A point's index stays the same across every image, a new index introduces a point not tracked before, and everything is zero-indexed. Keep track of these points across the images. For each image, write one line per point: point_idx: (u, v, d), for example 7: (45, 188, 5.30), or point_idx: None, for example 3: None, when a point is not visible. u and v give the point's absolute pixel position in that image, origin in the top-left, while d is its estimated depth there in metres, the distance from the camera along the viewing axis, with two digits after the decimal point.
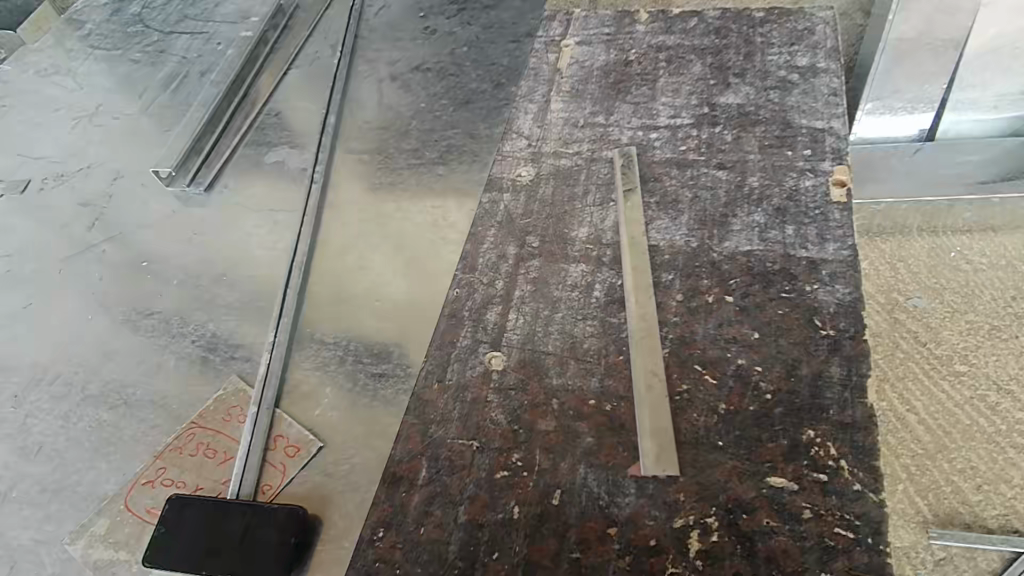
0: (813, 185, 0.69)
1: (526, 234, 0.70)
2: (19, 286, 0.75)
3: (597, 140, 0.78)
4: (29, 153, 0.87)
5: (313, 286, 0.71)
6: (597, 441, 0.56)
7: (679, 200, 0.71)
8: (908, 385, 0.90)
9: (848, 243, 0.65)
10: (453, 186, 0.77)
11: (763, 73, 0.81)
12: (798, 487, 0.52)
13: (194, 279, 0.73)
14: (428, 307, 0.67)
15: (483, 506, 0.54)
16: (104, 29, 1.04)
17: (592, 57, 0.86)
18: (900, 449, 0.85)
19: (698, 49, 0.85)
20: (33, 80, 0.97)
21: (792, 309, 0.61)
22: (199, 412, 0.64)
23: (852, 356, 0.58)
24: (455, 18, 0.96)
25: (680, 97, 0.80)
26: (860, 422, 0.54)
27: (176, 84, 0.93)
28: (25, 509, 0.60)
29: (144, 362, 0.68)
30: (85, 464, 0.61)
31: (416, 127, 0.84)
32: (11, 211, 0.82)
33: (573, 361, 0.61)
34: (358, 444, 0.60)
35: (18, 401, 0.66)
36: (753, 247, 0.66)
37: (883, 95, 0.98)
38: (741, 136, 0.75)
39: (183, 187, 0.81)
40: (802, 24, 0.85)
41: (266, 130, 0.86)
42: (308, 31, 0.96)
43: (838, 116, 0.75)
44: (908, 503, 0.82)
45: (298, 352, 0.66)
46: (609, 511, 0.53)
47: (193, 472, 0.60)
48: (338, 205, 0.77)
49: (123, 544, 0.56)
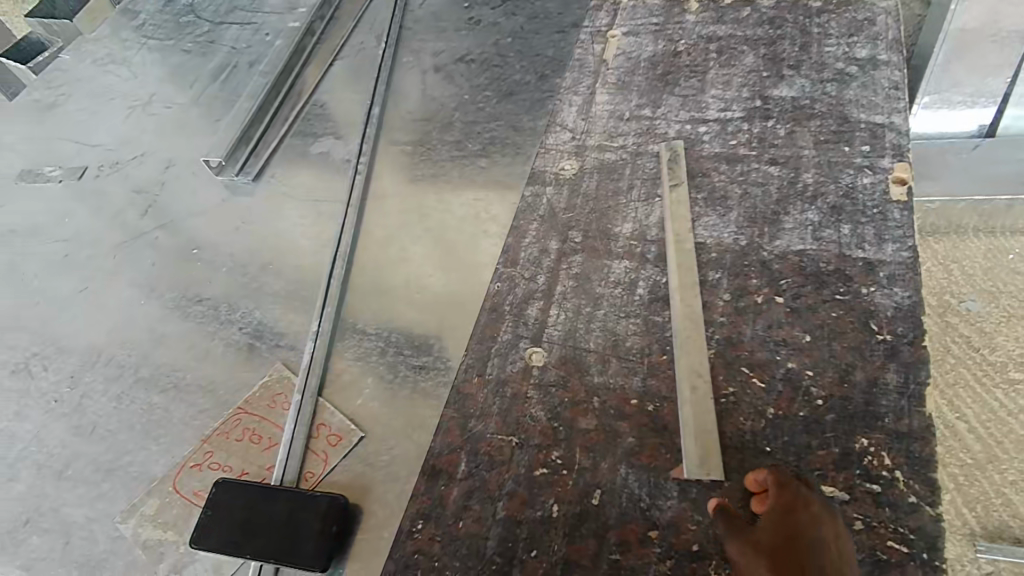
0: (871, 183, 0.67)
1: (569, 229, 0.69)
2: (75, 270, 0.77)
3: (643, 133, 0.76)
4: (86, 140, 0.90)
5: (356, 277, 0.71)
6: (639, 442, 0.55)
7: (728, 196, 0.69)
8: (960, 392, 0.86)
9: (908, 245, 0.62)
10: (495, 179, 0.76)
11: (819, 65, 0.78)
12: (849, 497, 0.50)
13: (242, 267, 0.75)
14: (468, 300, 0.67)
15: (522, 503, 0.54)
16: (157, 19, 1.06)
17: (639, 48, 0.84)
18: (948, 458, 0.82)
19: (751, 40, 0.82)
20: (90, 69, 1.00)
21: (846, 311, 0.59)
22: (246, 398, 0.65)
23: (910, 363, 0.55)
24: (500, 9, 0.95)
25: (731, 89, 0.78)
26: (918, 432, 0.52)
27: (225, 74, 0.95)
28: (80, 487, 0.62)
29: (193, 347, 0.69)
30: (136, 445, 0.63)
31: (459, 119, 0.83)
32: (68, 196, 0.84)
33: (614, 359, 0.60)
34: (398, 436, 0.60)
35: (73, 381, 0.69)
36: (806, 246, 0.64)
37: (942, 89, 0.93)
38: (795, 131, 0.72)
39: (232, 176, 0.83)
40: (862, 14, 0.82)
41: (311, 121, 0.87)
42: (354, 22, 0.97)
43: (899, 111, 0.72)
44: (954, 514, 0.79)
45: (340, 342, 0.67)
46: (650, 514, 0.52)
47: (239, 457, 0.61)
48: (381, 196, 0.78)
49: (171, 525, 0.58)
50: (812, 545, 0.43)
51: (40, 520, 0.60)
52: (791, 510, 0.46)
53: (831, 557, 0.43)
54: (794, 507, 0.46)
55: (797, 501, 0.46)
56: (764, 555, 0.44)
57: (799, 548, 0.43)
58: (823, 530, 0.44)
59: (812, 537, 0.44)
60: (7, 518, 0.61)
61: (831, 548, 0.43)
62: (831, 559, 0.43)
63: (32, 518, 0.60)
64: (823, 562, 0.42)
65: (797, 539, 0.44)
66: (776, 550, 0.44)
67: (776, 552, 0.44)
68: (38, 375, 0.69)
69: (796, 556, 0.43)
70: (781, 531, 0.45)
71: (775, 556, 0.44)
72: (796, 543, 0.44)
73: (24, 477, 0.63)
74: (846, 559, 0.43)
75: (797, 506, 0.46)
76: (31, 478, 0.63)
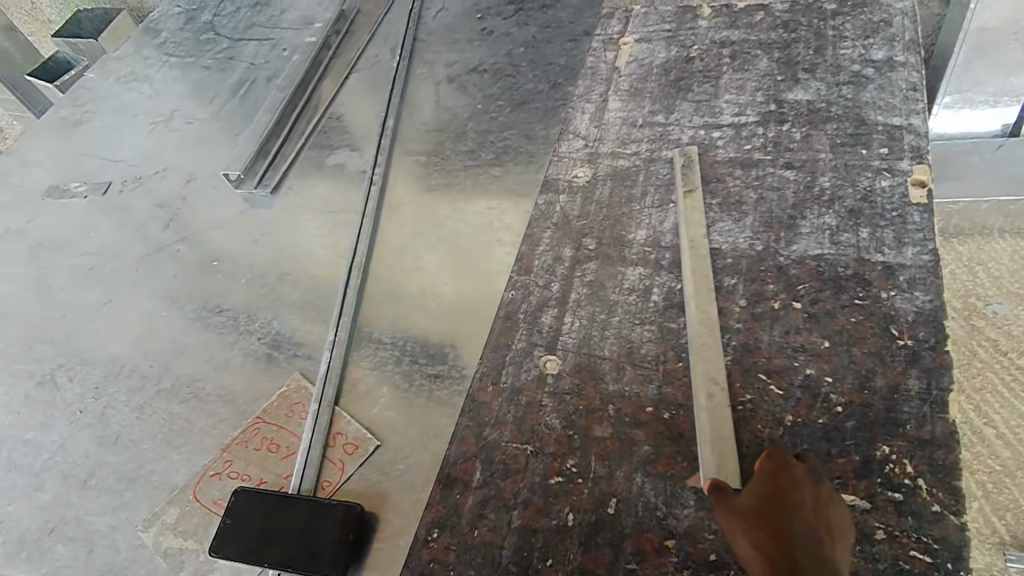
0: (890, 186, 0.66)
1: (582, 236, 0.69)
2: (99, 283, 0.79)
3: (656, 139, 0.76)
4: (111, 156, 0.92)
5: (372, 287, 0.72)
6: (655, 450, 0.55)
7: (743, 201, 0.68)
8: (987, 397, 0.85)
9: (929, 248, 0.61)
10: (508, 188, 0.76)
11: (834, 67, 0.77)
12: (870, 506, 0.49)
13: (260, 278, 0.76)
14: (482, 308, 0.67)
15: (537, 512, 0.54)
16: (179, 37, 1.09)
17: (651, 54, 0.84)
18: (975, 465, 0.80)
19: (765, 44, 0.82)
20: (114, 87, 1.03)
21: (865, 316, 0.58)
22: (264, 407, 0.66)
23: (932, 369, 0.54)
24: (513, 19, 0.96)
25: (745, 93, 0.77)
26: (940, 439, 0.51)
27: (244, 89, 0.97)
28: (103, 496, 0.63)
29: (213, 357, 0.70)
30: (157, 455, 0.64)
31: (473, 129, 0.84)
32: (93, 211, 0.86)
33: (629, 367, 0.60)
34: (414, 444, 0.60)
35: (97, 392, 0.70)
36: (823, 250, 0.63)
37: (963, 88, 0.92)
38: (811, 134, 0.72)
39: (251, 189, 0.84)
40: (878, 15, 0.81)
41: (327, 133, 0.88)
42: (368, 36, 0.98)
43: (917, 112, 0.71)
44: (983, 523, 0.78)
45: (356, 351, 0.68)
46: (667, 523, 0.51)
47: (257, 466, 0.62)
48: (396, 206, 0.78)
49: (191, 534, 0.59)
50: (792, 505, 0.45)
51: (65, 528, 0.61)
52: (773, 475, 0.48)
53: (810, 517, 0.44)
54: (778, 473, 0.48)
55: (780, 467, 0.48)
56: (746, 513, 0.45)
57: (778, 507, 0.45)
58: (804, 493, 0.46)
59: (792, 498, 0.45)
60: (34, 526, 0.62)
61: (811, 509, 0.45)
62: (810, 518, 0.44)
63: (57, 526, 0.62)
64: (801, 519, 0.44)
65: (778, 500, 0.46)
66: (757, 510, 0.45)
67: (757, 512, 0.45)
68: (63, 387, 0.71)
69: (776, 513, 0.44)
70: (764, 495, 0.47)
71: (756, 515, 0.45)
72: (777, 503, 0.45)
73: (50, 487, 0.64)
74: (827, 521, 0.44)
75: (780, 472, 0.48)
76: (56, 487, 0.64)
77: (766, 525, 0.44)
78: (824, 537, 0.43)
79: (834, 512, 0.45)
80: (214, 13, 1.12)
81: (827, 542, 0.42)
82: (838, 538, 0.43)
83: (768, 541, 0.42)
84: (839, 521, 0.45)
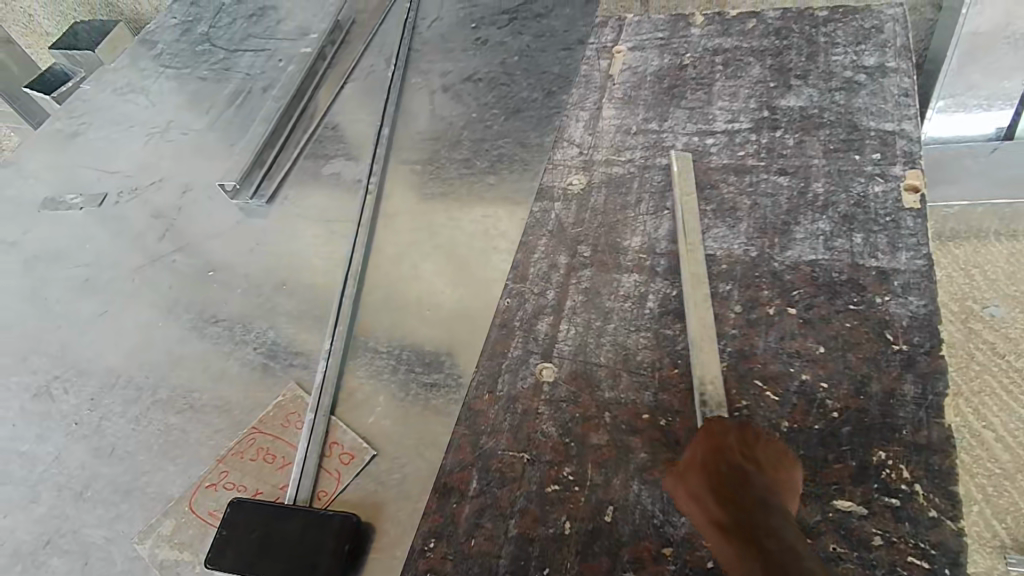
0: (883, 191, 0.66)
1: (578, 243, 0.69)
2: (96, 294, 0.79)
3: (651, 146, 0.76)
4: (107, 167, 0.93)
5: (368, 296, 0.72)
6: (651, 457, 0.55)
7: (737, 207, 0.68)
8: (986, 400, 0.89)
9: (922, 252, 0.61)
10: (504, 196, 0.77)
11: (827, 73, 0.78)
12: (867, 512, 0.49)
13: (256, 288, 0.76)
14: (478, 316, 0.67)
15: (534, 521, 0.54)
16: (175, 48, 1.10)
17: (644, 62, 0.85)
18: (976, 468, 0.84)
19: (757, 51, 0.82)
20: (110, 98, 1.03)
21: (860, 321, 0.58)
22: (260, 417, 0.66)
23: (927, 374, 0.54)
24: (507, 28, 0.97)
25: (738, 100, 0.78)
26: (937, 444, 0.51)
27: (241, 100, 0.97)
28: (99, 508, 0.62)
29: (209, 367, 0.70)
30: (153, 466, 0.64)
31: (468, 137, 0.84)
32: (90, 222, 0.86)
33: (625, 374, 0.60)
34: (410, 453, 0.60)
35: (93, 403, 0.70)
36: (818, 256, 0.63)
37: (957, 93, 0.94)
38: (804, 140, 0.72)
39: (247, 199, 0.84)
40: (869, 22, 0.82)
41: (323, 143, 0.89)
42: (363, 46, 0.99)
43: (909, 117, 0.71)
44: (983, 526, 0.81)
45: (352, 359, 0.68)
46: (664, 531, 0.51)
47: (253, 476, 0.62)
48: (392, 215, 0.79)
49: (187, 545, 0.58)
50: (722, 452, 0.47)
51: (60, 541, 0.61)
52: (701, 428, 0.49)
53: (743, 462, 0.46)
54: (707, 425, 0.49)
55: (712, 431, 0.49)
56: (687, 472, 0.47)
57: (711, 458, 0.47)
58: (739, 445, 0.47)
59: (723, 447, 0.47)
60: (29, 539, 0.62)
61: (741, 450, 0.47)
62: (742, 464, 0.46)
63: (52, 539, 0.61)
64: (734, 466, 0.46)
65: (715, 459, 0.47)
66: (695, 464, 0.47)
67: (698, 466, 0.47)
68: (59, 398, 0.71)
69: (711, 465, 0.46)
70: (698, 447, 0.48)
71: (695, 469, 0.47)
72: (709, 454, 0.47)
73: (45, 499, 0.64)
74: (758, 458, 0.46)
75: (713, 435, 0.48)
76: (52, 499, 0.64)
77: (705, 481, 0.46)
78: (760, 478, 0.45)
79: (763, 445, 0.47)
80: (210, 24, 1.13)
81: (759, 479, 0.45)
82: (771, 470, 0.45)
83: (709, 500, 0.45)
84: (770, 453, 0.47)
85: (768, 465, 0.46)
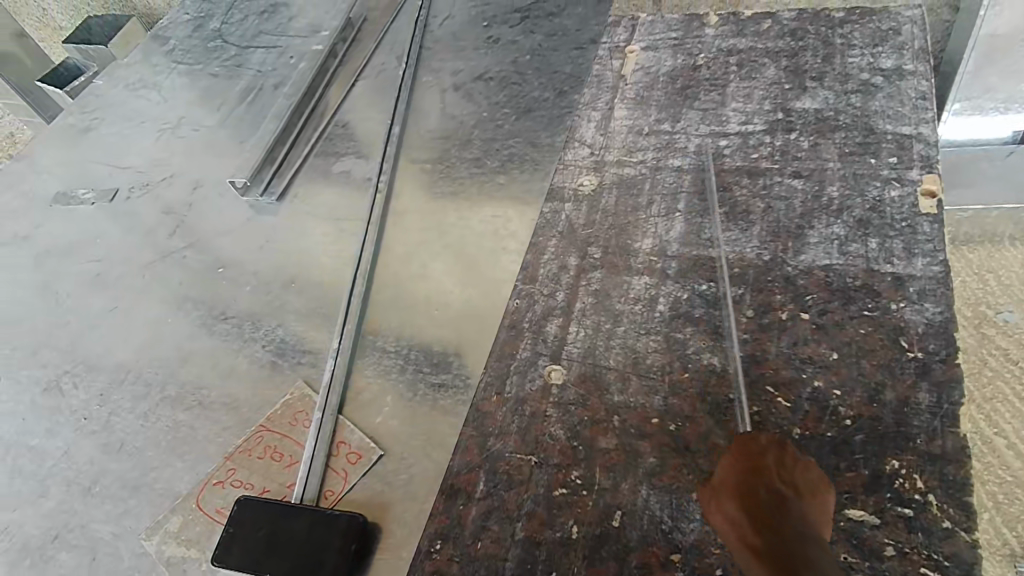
0: (899, 196, 0.65)
1: (588, 244, 0.69)
2: (106, 289, 0.79)
3: (663, 147, 0.75)
4: (119, 163, 0.93)
5: (377, 295, 0.72)
6: (660, 462, 0.54)
7: (750, 210, 0.68)
8: (998, 406, 0.89)
9: (938, 259, 0.60)
10: (514, 196, 0.76)
11: (843, 75, 0.77)
12: (880, 522, 0.48)
13: (265, 285, 0.76)
14: (487, 316, 0.67)
15: (541, 524, 0.53)
16: (187, 44, 1.10)
17: (657, 62, 0.84)
18: (986, 475, 0.84)
19: (771, 52, 0.81)
20: (123, 94, 1.04)
21: (874, 328, 0.57)
22: (268, 415, 0.66)
23: (942, 382, 0.53)
24: (520, 27, 0.96)
25: (752, 102, 0.77)
26: (952, 454, 0.50)
27: (252, 96, 0.97)
28: (107, 503, 0.63)
29: (218, 364, 0.70)
30: (161, 462, 0.64)
31: (479, 136, 0.84)
32: (101, 217, 0.87)
33: (635, 378, 0.59)
34: (417, 454, 0.60)
35: (102, 399, 0.70)
36: (832, 261, 0.62)
37: (973, 95, 0.97)
38: (819, 143, 0.71)
39: (257, 196, 0.84)
40: (886, 23, 0.81)
41: (334, 140, 0.88)
42: (375, 43, 0.99)
43: (927, 121, 0.70)
44: (993, 535, 0.81)
45: (360, 358, 0.68)
46: (672, 537, 0.51)
47: (260, 474, 0.62)
48: (402, 213, 0.78)
49: (194, 542, 0.58)
50: (761, 474, 0.51)
51: (68, 536, 0.61)
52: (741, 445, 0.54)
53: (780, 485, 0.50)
54: (744, 440, 0.54)
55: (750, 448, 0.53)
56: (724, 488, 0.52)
57: (750, 479, 0.51)
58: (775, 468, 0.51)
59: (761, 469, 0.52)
60: (38, 533, 0.62)
61: (779, 473, 0.51)
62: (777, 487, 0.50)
63: (60, 533, 0.62)
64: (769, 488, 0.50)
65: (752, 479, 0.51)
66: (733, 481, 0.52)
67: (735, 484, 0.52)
68: (68, 393, 0.71)
69: (748, 485, 0.51)
70: (737, 465, 0.52)
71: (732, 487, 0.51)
72: (748, 475, 0.52)
73: (54, 493, 0.64)
74: (797, 482, 0.50)
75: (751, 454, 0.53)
76: (60, 494, 0.64)
77: (741, 499, 0.50)
78: (794, 502, 0.49)
79: (802, 469, 0.51)
80: (223, 21, 1.13)
81: (795, 504, 0.49)
82: (808, 495, 0.50)
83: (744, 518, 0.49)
84: (808, 478, 0.51)
85: (805, 490, 0.50)
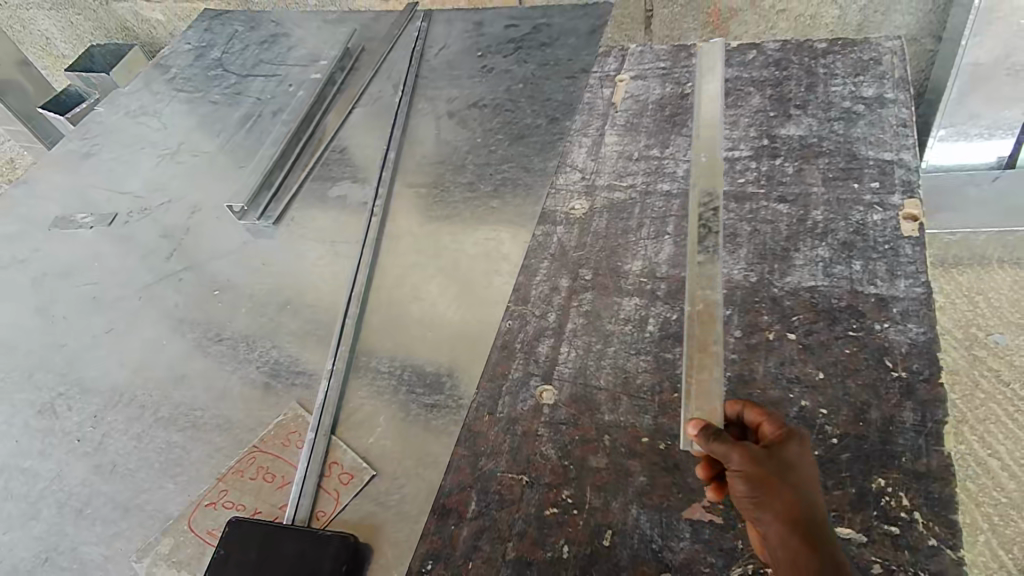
0: (882, 219, 0.67)
1: (579, 266, 0.70)
2: (102, 312, 0.80)
3: (651, 172, 0.77)
4: (119, 188, 0.94)
5: (370, 316, 0.73)
6: (650, 481, 0.55)
7: (737, 233, 0.69)
8: (991, 427, 0.92)
9: (921, 280, 0.62)
10: (507, 220, 0.78)
11: (826, 104, 0.79)
12: (867, 540, 0.49)
13: (261, 307, 0.77)
14: (480, 337, 0.68)
15: (532, 544, 0.53)
16: (188, 73, 1.13)
17: (646, 91, 0.87)
18: (982, 497, 0.87)
19: (756, 81, 0.84)
20: (123, 120, 1.06)
21: (859, 348, 0.59)
22: (261, 436, 0.66)
23: (926, 401, 0.54)
24: (513, 56, 0.99)
25: (739, 128, 0.79)
26: (936, 472, 0.51)
27: (250, 123, 0.99)
28: (98, 525, 0.62)
29: (212, 386, 0.71)
30: (154, 484, 0.64)
31: (472, 161, 0.86)
32: (99, 241, 0.88)
33: (625, 398, 0.60)
34: (409, 474, 0.60)
35: (96, 420, 0.70)
36: (817, 282, 0.63)
37: (957, 122, 1.04)
38: (803, 169, 0.73)
39: (254, 220, 0.85)
40: (868, 53, 0.83)
41: (331, 165, 0.90)
42: (372, 71, 1.01)
43: (908, 147, 0.72)
44: (990, 556, 0.83)
45: (354, 379, 0.68)
46: (662, 556, 0.51)
47: (252, 495, 0.62)
48: (396, 235, 0.80)
49: (185, 564, 0.58)
50: (799, 470, 0.45)
51: (59, 558, 0.61)
52: (746, 415, 0.50)
53: (809, 468, 0.45)
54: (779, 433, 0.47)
55: (784, 437, 0.47)
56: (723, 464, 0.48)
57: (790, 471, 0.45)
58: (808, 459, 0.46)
59: (792, 448, 0.46)
60: (28, 556, 0.62)
61: (812, 471, 0.45)
62: (810, 477, 0.45)
63: (50, 556, 0.61)
64: (805, 475, 0.45)
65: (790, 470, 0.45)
66: (763, 452, 0.45)
67: (717, 471, 0.50)
68: (62, 415, 0.71)
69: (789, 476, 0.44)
70: (773, 455, 0.45)
71: (765, 457, 0.45)
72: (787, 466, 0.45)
73: (45, 515, 0.64)
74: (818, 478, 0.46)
75: (786, 442, 0.46)
76: (51, 516, 0.64)
77: (774, 471, 0.44)
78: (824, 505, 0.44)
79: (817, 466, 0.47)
80: (223, 50, 1.16)
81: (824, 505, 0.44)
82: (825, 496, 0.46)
83: (780, 492, 0.43)
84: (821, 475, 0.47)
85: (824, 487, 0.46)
